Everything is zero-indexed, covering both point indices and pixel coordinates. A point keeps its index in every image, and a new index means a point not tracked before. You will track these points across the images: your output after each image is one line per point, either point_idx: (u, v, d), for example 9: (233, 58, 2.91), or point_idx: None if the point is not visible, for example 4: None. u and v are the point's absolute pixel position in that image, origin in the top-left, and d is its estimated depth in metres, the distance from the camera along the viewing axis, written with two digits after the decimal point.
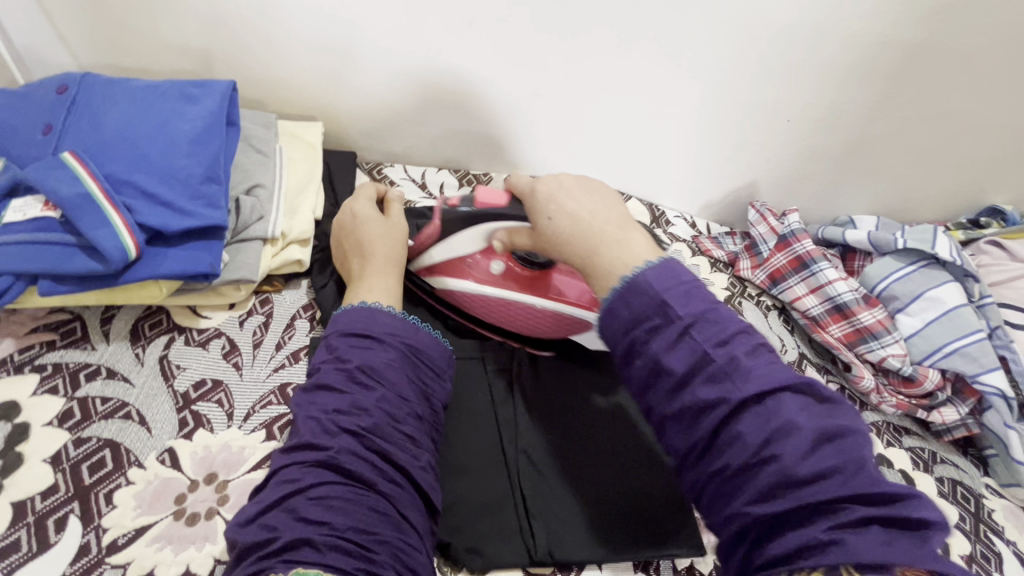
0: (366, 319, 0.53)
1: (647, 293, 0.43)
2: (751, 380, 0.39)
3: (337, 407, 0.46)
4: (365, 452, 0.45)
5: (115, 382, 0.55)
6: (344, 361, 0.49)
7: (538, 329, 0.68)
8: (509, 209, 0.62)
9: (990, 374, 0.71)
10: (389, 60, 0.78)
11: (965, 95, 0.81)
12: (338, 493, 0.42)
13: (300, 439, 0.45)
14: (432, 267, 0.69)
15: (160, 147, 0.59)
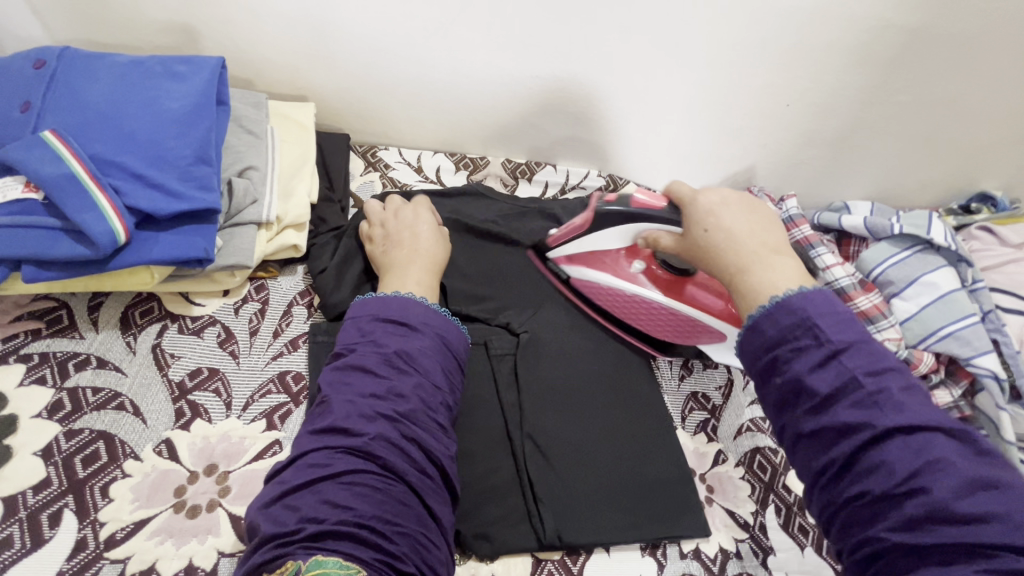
0: (401, 304, 0.53)
1: (796, 312, 0.42)
2: (900, 412, 0.37)
3: (372, 391, 0.47)
4: (397, 441, 0.45)
5: (106, 371, 0.53)
6: (381, 345, 0.50)
7: (657, 329, 0.68)
8: (663, 213, 0.59)
9: (983, 357, 0.71)
10: (383, 38, 0.75)
11: (963, 81, 0.81)
12: (365, 482, 0.42)
13: (332, 422, 0.45)
14: (572, 257, 0.70)
15: (148, 126, 0.56)
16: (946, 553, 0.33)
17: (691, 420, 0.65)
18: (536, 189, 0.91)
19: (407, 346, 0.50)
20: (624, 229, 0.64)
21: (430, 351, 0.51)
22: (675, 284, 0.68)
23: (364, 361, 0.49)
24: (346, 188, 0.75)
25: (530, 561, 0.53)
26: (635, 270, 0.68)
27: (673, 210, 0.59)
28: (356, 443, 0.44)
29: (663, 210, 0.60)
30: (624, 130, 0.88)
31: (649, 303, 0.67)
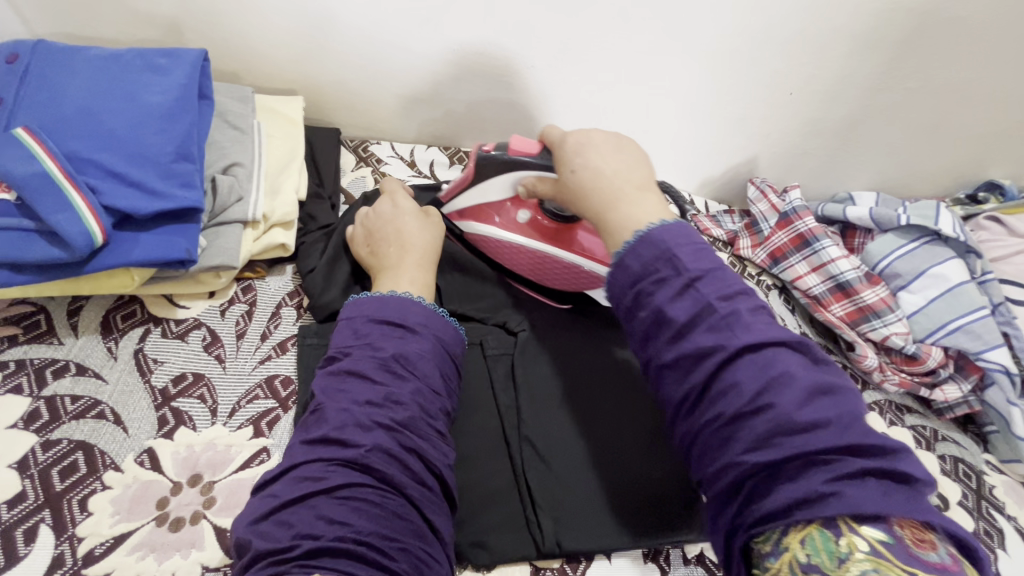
0: (397, 306, 0.53)
1: (658, 247, 0.46)
2: (748, 333, 0.41)
3: (370, 398, 0.46)
4: (396, 451, 0.44)
5: (86, 379, 0.50)
6: (377, 349, 0.49)
7: (548, 279, 0.66)
8: (537, 157, 0.59)
9: (994, 351, 0.70)
10: (373, 27, 0.72)
11: (971, 66, 0.79)
12: (362, 496, 0.41)
13: (327, 433, 0.44)
14: (462, 211, 0.69)
15: (126, 122, 0.54)
16: (796, 465, 0.36)
17: None
18: None
19: (404, 349, 0.49)
20: (508, 177, 0.62)
21: (428, 355, 0.51)
22: (549, 234, 0.65)
23: (360, 366, 0.47)
24: (337, 184, 0.73)
25: (530, 570, 0.51)
26: (520, 220, 0.66)
27: (547, 153, 0.59)
28: (354, 454, 0.43)
29: (539, 154, 0.60)
30: (623, 120, 0.86)
31: (529, 253, 0.65)
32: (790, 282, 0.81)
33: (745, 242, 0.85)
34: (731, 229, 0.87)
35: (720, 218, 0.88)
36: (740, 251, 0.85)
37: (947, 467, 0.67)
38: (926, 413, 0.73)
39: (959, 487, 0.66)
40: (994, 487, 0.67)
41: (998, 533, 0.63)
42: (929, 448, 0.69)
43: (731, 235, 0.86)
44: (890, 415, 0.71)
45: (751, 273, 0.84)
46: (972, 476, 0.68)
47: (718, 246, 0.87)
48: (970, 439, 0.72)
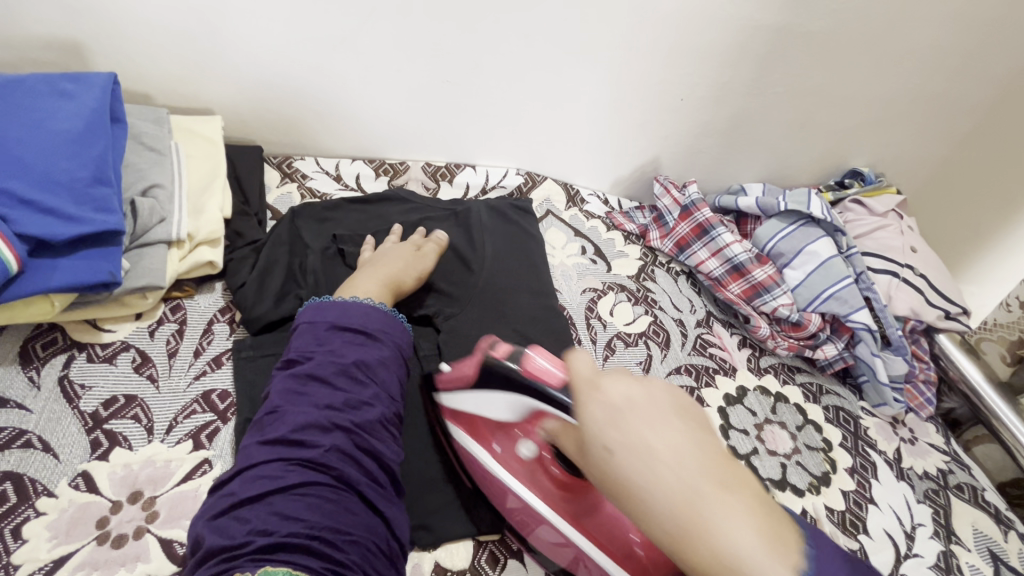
0: (361, 315, 0.57)
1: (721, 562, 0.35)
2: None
3: (329, 402, 0.49)
4: (352, 451, 0.48)
5: (8, 410, 0.50)
6: (340, 355, 0.53)
7: (531, 538, 0.55)
8: (561, 396, 0.48)
9: (858, 313, 0.82)
10: (288, 48, 0.75)
11: (826, 72, 0.92)
12: (317, 493, 0.44)
13: (285, 435, 0.47)
14: (457, 411, 0.59)
15: (34, 149, 0.53)
16: None
17: None
18: (457, 190, 0.94)
19: (365, 357, 0.54)
20: (513, 396, 0.54)
21: (387, 363, 0.55)
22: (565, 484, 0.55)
23: (323, 372, 0.51)
24: (262, 202, 0.74)
25: (473, 544, 0.56)
26: (523, 461, 0.56)
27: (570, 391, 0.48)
28: (312, 453, 0.46)
29: (563, 389, 0.49)
30: (538, 128, 0.93)
31: (539, 517, 0.54)
32: (694, 267, 0.92)
33: (654, 234, 0.95)
34: (642, 223, 0.98)
35: (633, 214, 1.00)
36: (651, 243, 0.95)
37: (829, 415, 0.79)
38: (811, 370, 0.84)
39: (840, 430, 0.77)
40: (869, 428, 0.79)
41: (872, 466, 0.74)
42: (815, 401, 0.80)
43: (642, 229, 0.97)
44: (783, 376, 0.82)
45: (661, 261, 0.94)
46: (851, 421, 0.79)
47: (631, 240, 0.97)
48: (848, 389, 0.84)
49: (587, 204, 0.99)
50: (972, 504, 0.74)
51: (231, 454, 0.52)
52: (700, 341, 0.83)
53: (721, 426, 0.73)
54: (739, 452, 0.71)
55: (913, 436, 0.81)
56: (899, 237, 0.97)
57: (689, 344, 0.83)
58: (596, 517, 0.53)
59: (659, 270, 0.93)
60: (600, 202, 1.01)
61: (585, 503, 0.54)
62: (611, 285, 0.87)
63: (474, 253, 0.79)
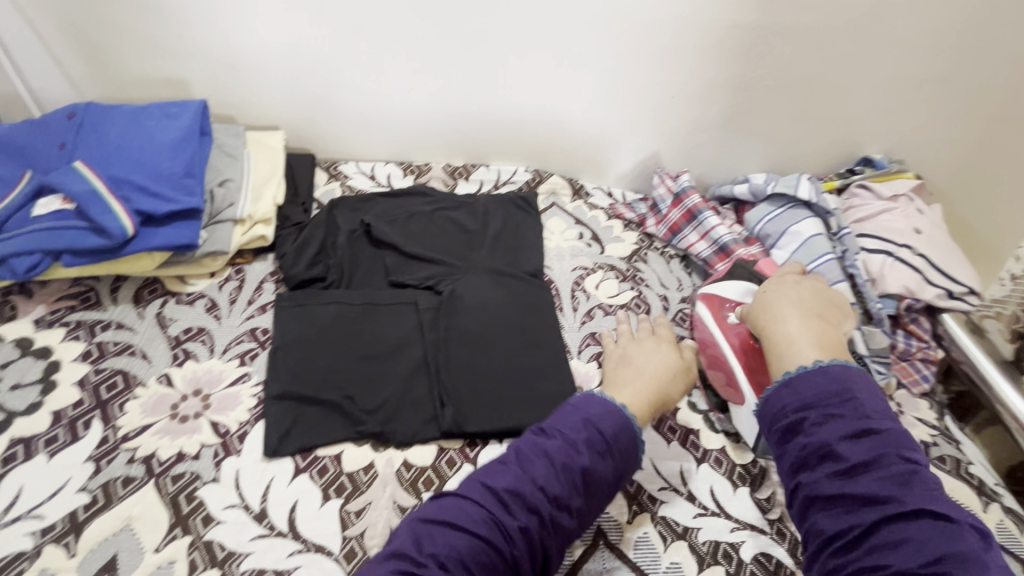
0: (616, 424, 0.58)
1: (831, 382, 0.52)
2: (925, 496, 0.45)
3: (546, 480, 0.52)
4: (535, 542, 0.50)
5: (123, 330, 0.71)
6: (576, 452, 0.54)
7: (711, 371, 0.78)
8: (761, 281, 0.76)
9: (835, 286, 0.84)
10: (331, 75, 0.96)
11: (815, 63, 0.97)
12: (469, 553, 0.47)
13: (487, 500, 0.50)
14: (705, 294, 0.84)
15: (149, 153, 0.77)
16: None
17: (587, 351, 0.81)
18: (472, 185, 1.07)
19: (593, 466, 0.54)
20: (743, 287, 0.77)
21: (609, 473, 0.56)
22: (735, 351, 0.73)
23: (552, 460, 0.53)
24: (308, 194, 0.94)
25: (436, 450, 0.65)
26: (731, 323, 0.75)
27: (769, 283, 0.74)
28: (483, 530, 0.48)
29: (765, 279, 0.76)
30: (542, 129, 1.06)
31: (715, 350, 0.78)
32: (686, 250, 0.99)
33: (650, 221, 1.03)
34: (642, 212, 1.06)
35: (635, 205, 1.08)
36: (647, 230, 1.03)
37: None
38: None
39: None
40: None
41: None
42: None
43: (640, 217, 1.05)
44: None
45: (657, 246, 1.02)
46: None
47: (630, 227, 1.05)
48: None
49: (592, 197, 1.09)
50: (952, 474, 0.73)
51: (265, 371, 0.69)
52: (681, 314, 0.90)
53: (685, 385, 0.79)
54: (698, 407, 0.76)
55: (900, 409, 0.81)
56: (904, 219, 0.96)
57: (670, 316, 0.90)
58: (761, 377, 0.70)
59: (653, 253, 1.00)
60: (604, 195, 1.10)
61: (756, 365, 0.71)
62: (602, 265, 0.96)
63: (476, 234, 0.93)
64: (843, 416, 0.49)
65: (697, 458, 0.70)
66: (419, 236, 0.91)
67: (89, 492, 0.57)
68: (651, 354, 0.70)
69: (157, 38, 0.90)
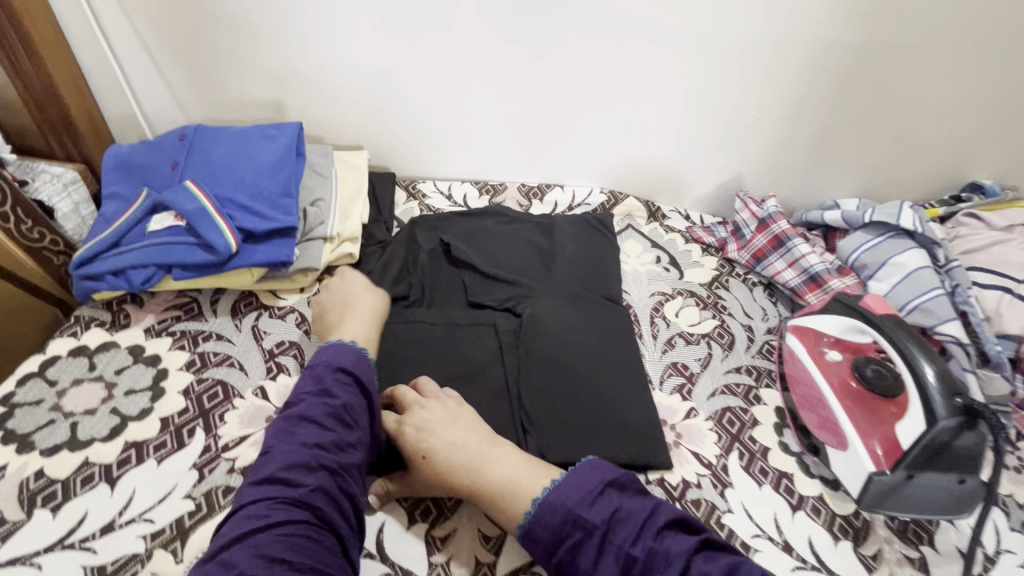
0: (355, 360, 0.63)
1: (558, 509, 0.54)
2: (676, 546, 0.51)
3: (317, 441, 0.55)
4: (334, 495, 0.52)
5: (222, 342, 0.74)
6: (332, 399, 0.58)
7: (811, 417, 0.71)
8: (879, 317, 0.67)
9: (947, 324, 0.77)
10: (416, 98, 0.99)
11: (919, 83, 0.91)
12: (301, 531, 0.48)
13: (264, 475, 0.52)
14: (799, 328, 0.78)
15: (251, 174, 0.81)
16: None
17: (668, 383, 0.78)
18: (547, 206, 1.07)
19: (353, 404, 0.59)
20: (845, 320, 0.72)
21: (370, 407, 0.61)
22: (835, 389, 0.70)
23: (315, 413, 0.57)
24: (390, 213, 0.97)
25: None
26: (833, 361, 0.73)
27: (888, 321, 0.66)
28: (299, 493, 0.51)
29: (880, 317, 0.68)
30: (619, 150, 1.04)
31: (813, 388, 0.73)
32: (771, 278, 0.94)
33: (731, 246, 1.00)
34: (722, 236, 1.02)
35: (714, 229, 1.05)
36: (728, 255, 0.99)
37: None
38: None
39: None
40: None
41: None
42: None
43: (720, 242, 1.01)
44: None
45: (738, 272, 0.98)
46: None
47: (709, 252, 1.02)
48: None
49: (668, 220, 1.06)
50: None
51: None
52: (768, 346, 0.86)
53: (776, 423, 0.74)
54: (791, 449, 0.71)
55: None
56: (1022, 252, 0.88)
57: (755, 348, 0.85)
58: (878, 424, 0.64)
59: (734, 280, 0.96)
60: (681, 218, 1.07)
61: (871, 412, 0.66)
62: (681, 291, 0.93)
63: (552, 253, 0.93)
64: (584, 537, 0.53)
65: (793, 505, 0.66)
66: (496, 255, 0.92)
67: (193, 499, 0.59)
68: (350, 283, 0.76)
69: (259, 64, 0.96)
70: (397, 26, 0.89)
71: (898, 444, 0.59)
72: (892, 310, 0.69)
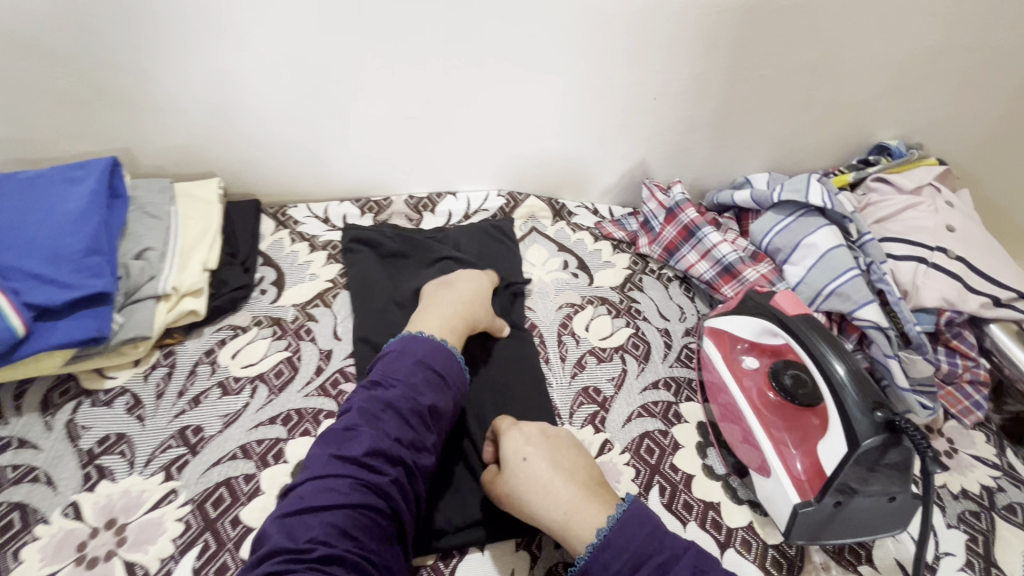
0: (445, 360, 0.61)
1: (647, 523, 0.51)
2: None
3: (401, 436, 0.54)
4: (407, 486, 0.53)
5: (24, 449, 0.60)
6: (418, 397, 0.57)
7: (730, 432, 0.65)
8: (792, 321, 0.60)
9: (864, 309, 0.71)
10: (264, 113, 0.84)
11: (814, 44, 0.84)
12: (373, 516, 0.50)
13: (357, 454, 0.52)
14: (714, 330, 0.71)
15: (45, 230, 0.65)
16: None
17: (579, 415, 0.69)
18: (439, 218, 0.96)
19: (437, 403, 0.58)
20: (758, 323, 0.64)
21: (450, 405, 0.60)
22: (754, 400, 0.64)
23: (401, 406, 0.56)
24: (250, 250, 0.83)
25: None
26: (749, 368, 0.67)
27: (802, 325, 0.59)
28: (380, 480, 0.51)
29: (794, 318, 0.60)
30: (511, 147, 0.94)
31: (729, 399, 0.66)
32: (685, 272, 0.87)
33: (642, 241, 0.92)
34: (632, 229, 0.94)
35: (624, 221, 0.96)
36: (640, 250, 0.91)
37: None
38: None
39: None
40: None
41: None
42: None
43: (631, 236, 0.93)
44: None
45: (652, 268, 0.90)
46: None
47: (621, 248, 0.93)
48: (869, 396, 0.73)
49: (575, 217, 0.97)
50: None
51: (196, 485, 0.58)
52: (687, 351, 0.78)
53: (699, 443, 0.67)
54: (716, 472, 0.64)
55: (952, 446, 0.70)
56: (932, 215, 0.83)
57: (674, 355, 0.78)
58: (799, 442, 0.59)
59: (648, 278, 0.89)
60: (588, 213, 0.98)
61: (792, 427, 0.60)
62: (591, 299, 0.84)
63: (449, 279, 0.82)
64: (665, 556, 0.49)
65: (720, 542, 0.58)
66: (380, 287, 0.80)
67: None
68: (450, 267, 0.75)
69: (56, 89, 0.79)
70: (221, 29, 0.74)
71: (823, 467, 0.53)
72: (805, 308, 0.62)
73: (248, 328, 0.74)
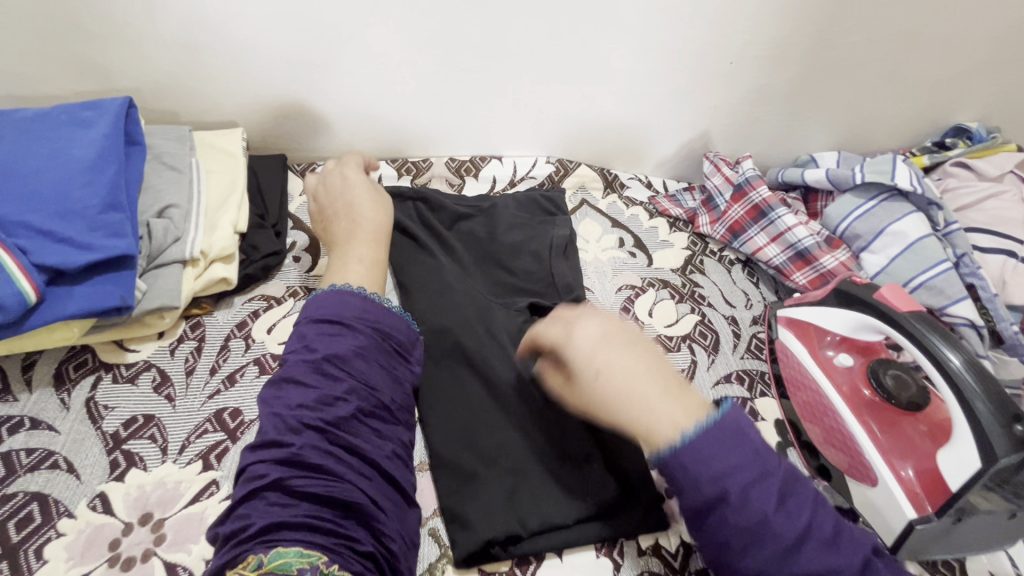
0: (335, 305, 0.53)
1: None
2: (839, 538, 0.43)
3: (302, 400, 0.46)
4: (330, 448, 0.44)
5: (40, 432, 0.53)
6: (310, 351, 0.49)
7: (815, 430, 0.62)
8: (904, 316, 0.54)
9: (957, 305, 0.69)
10: (296, 57, 0.74)
11: (913, 11, 0.76)
12: (304, 485, 0.42)
13: (264, 436, 0.44)
14: (794, 321, 0.66)
15: (54, 181, 0.56)
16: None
17: None
18: (483, 185, 0.88)
19: (335, 349, 0.49)
20: (856, 317, 0.59)
21: (358, 347, 0.50)
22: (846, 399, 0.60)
23: (295, 372, 0.47)
24: (280, 212, 0.74)
25: None
26: (840, 364, 0.63)
27: (919, 320, 0.53)
28: (288, 451, 0.43)
29: (907, 314, 0.54)
30: (565, 110, 0.85)
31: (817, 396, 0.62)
32: (751, 255, 0.81)
33: (703, 220, 0.84)
34: (690, 206, 0.87)
35: (680, 198, 0.89)
36: (700, 229, 0.84)
37: None
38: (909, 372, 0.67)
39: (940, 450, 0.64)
40: None
41: None
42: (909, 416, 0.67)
43: (690, 213, 0.86)
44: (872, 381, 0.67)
45: (712, 250, 0.83)
46: None
47: (677, 226, 0.86)
48: None
49: (628, 190, 0.90)
50: None
51: (239, 477, 0.52)
52: (756, 342, 0.72)
53: (778, 443, 0.63)
54: None
55: None
56: (1018, 205, 0.79)
57: (743, 346, 0.72)
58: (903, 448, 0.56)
59: (709, 260, 0.82)
60: (642, 186, 0.91)
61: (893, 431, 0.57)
62: (652, 281, 0.77)
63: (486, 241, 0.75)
64: None
65: None
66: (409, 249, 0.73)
67: None
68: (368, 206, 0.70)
69: (55, 15, 0.68)
70: None
71: (941, 478, 0.51)
72: (914, 303, 0.56)
73: (283, 300, 0.66)
